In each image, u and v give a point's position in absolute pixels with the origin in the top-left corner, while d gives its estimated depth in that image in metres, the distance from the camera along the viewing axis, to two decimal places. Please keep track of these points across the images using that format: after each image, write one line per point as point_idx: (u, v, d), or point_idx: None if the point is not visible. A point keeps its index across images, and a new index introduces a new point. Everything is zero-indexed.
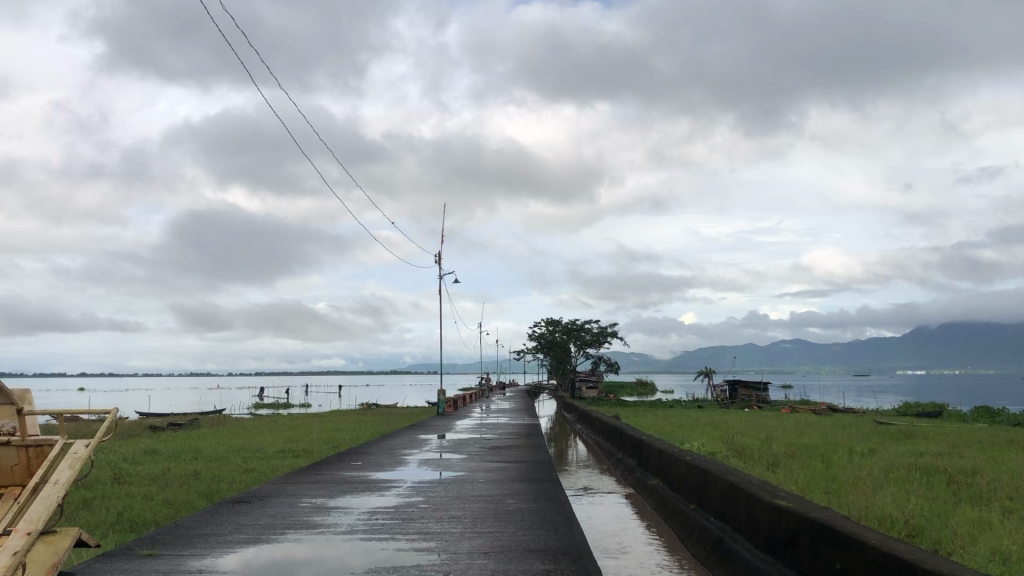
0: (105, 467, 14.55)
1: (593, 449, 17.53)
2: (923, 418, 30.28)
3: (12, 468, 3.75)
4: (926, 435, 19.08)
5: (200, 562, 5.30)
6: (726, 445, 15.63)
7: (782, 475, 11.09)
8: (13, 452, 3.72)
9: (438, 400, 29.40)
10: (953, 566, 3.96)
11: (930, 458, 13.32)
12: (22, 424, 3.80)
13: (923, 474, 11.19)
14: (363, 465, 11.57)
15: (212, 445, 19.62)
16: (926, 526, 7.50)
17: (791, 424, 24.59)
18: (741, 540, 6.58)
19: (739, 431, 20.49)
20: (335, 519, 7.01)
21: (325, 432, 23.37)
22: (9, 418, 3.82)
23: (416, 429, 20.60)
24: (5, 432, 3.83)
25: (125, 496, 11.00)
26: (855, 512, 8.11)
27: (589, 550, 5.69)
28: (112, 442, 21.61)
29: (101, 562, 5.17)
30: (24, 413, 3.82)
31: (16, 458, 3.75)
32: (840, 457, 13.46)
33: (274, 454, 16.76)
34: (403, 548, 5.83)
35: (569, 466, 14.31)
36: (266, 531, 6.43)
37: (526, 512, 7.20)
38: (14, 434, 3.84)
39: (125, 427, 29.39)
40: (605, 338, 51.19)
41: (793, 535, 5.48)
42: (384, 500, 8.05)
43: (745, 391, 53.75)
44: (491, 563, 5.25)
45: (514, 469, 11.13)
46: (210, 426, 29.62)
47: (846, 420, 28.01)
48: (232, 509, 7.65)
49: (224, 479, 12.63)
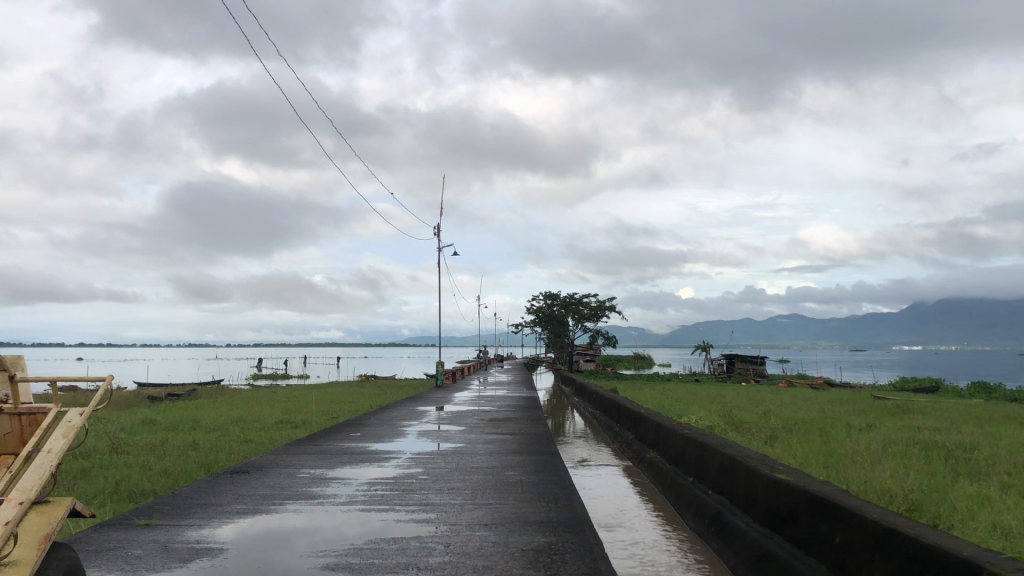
0: (103, 436, 14.54)
1: (590, 423, 17.53)
2: (921, 393, 30.37)
3: (4, 438, 3.56)
4: (923, 411, 19.15)
5: (199, 532, 5.24)
6: (724, 419, 15.65)
7: (780, 450, 11.06)
8: (5, 421, 3.54)
9: (435, 373, 29.42)
10: (953, 539, 3.91)
11: (927, 433, 13.34)
12: (15, 391, 3.60)
13: (921, 449, 11.18)
14: (362, 437, 11.55)
15: (210, 415, 19.64)
16: (924, 501, 7.47)
17: (789, 399, 24.62)
18: (739, 513, 6.55)
19: (738, 406, 20.49)
20: (333, 489, 6.99)
21: (322, 403, 23.35)
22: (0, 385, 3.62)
23: (414, 400, 20.58)
24: None
25: (123, 466, 10.98)
26: (854, 487, 8.09)
27: (589, 522, 5.65)
28: (108, 411, 21.63)
29: (97, 533, 5.11)
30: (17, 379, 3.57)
31: (9, 427, 3.56)
32: (837, 432, 13.45)
33: (272, 425, 16.72)
34: (402, 519, 5.79)
35: (566, 439, 14.32)
36: (263, 502, 6.38)
37: (526, 484, 7.17)
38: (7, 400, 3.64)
39: (122, 397, 29.56)
40: (603, 313, 51.03)
41: (792, 509, 5.44)
42: (383, 471, 8.01)
43: (741, 366, 53.79)
44: (492, 535, 5.20)
45: (514, 440, 11.10)
46: (210, 397, 29.82)
47: (842, 395, 27.96)
48: (231, 478, 7.64)
49: (221, 449, 12.61)
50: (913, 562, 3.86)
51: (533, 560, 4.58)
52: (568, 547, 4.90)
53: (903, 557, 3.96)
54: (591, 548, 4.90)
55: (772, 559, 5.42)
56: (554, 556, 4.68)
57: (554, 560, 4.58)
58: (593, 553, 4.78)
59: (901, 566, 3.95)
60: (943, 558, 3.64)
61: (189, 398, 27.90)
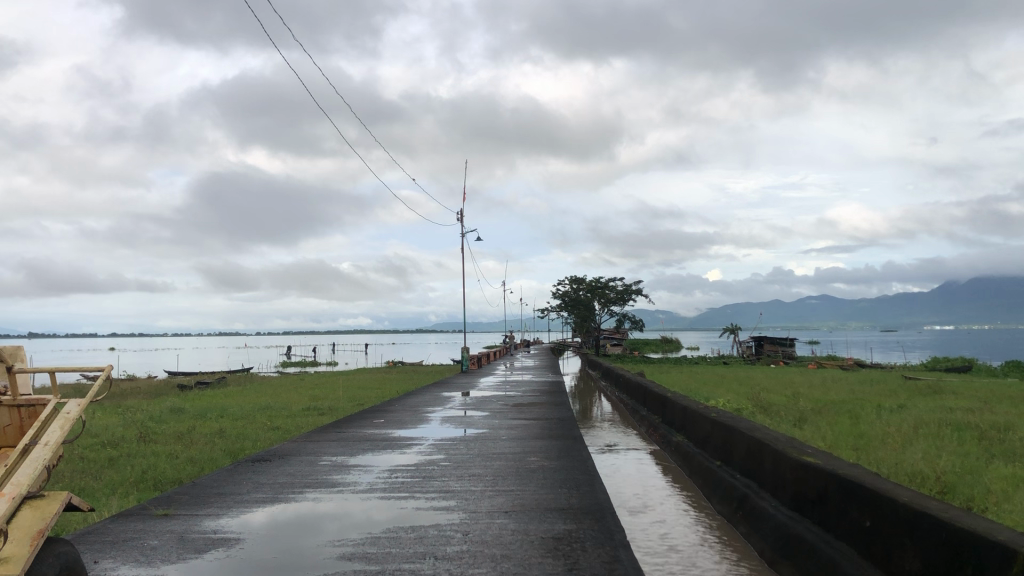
0: (131, 425, 14.66)
1: (618, 407, 17.39)
2: (955, 374, 29.88)
3: (4, 431, 3.45)
4: (955, 390, 18.87)
5: (216, 522, 5.19)
6: (752, 401, 15.49)
7: (809, 432, 10.88)
8: (5, 413, 3.43)
9: (461, 359, 29.38)
10: (989, 523, 3.74)
11: (961, 413, 13.08)
12: (13, 383, 3.44)
13: (954, 430, 10.95)
14: (385, 423, 11.51)
15: (237, 404, 19.71)
16: (957, 483, 7.29)
17: (818, 380, 24.35)
18: (767, 497, 6.40)
19: (766, 388, 20.24)
20: (354, 477, 6.92)
21: (349, 390, 23.36)
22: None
23: (440, 386, 20.54)
24: None
25: (150, 455, 11.02)
26: (884, 469, 7.92)
27: (612, 509, 5.53)
28: (137, 401, 21.82)
29: (114, 524, 5.09)
30: (15, 370, 3.45)
31: (8, 420, 3.45)
32: (868, 413, 13.25)
33: (299, 412, 16.76)
34: (422, 507, 5.70)
35: (593, 423, 14.22)
36: (283, 490, 6.33)
37: (549, 470, 7.06)
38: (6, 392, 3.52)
39: (151, 386, 29.84)
40: (630, 296, 50.66)
41: (821, 493, 5.29)
42: (406, 458, 7.95)
43: (771, 348, 53.30)
44: (512, 523, 5.10)
45: (538, 425, 11.02)
46: (236, 384, 30.04)
47: (873, 376, 27.59)
48: (252, 466, 7.61)
49: (247, 437, 12.64)
50: (946, 547, 3.71)
51: (552, 549, 4.47)
52: (588, 534, 4.79)
53: (936, 543, 3.80)
54: (613, 535, 4.79)
55: (800, 543, 5.29)
56: (574, 544, 4.58)
57: (574, 549, 4.48)
58: (615, 541, 4.68)
59: (933, 552, 3.80)
60: (976, 544, 3.49)
61: (218, 386, 28.06)
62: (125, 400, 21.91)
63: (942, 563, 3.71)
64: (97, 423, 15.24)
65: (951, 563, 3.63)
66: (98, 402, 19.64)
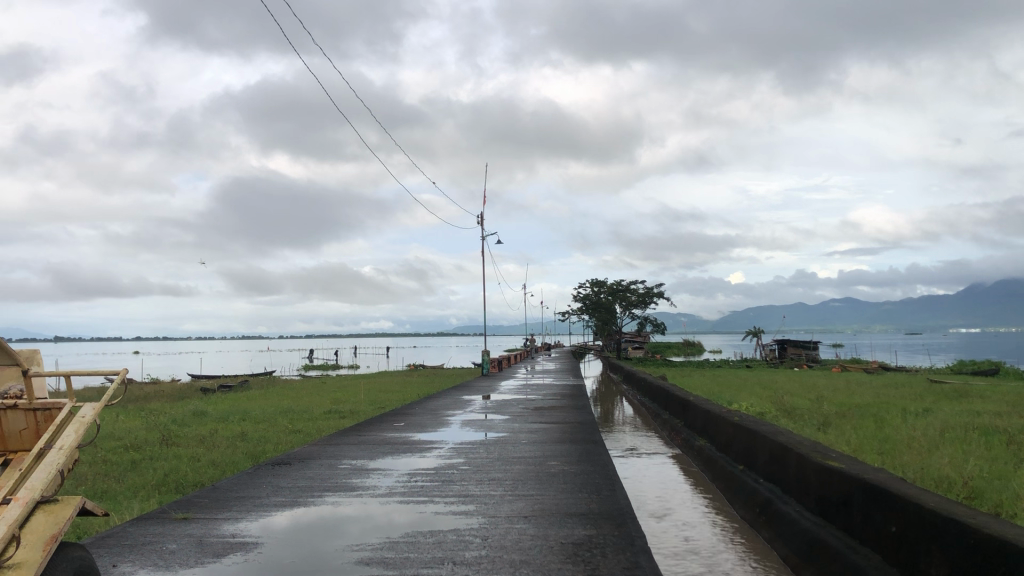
0: (154, 428, 14.73)
1: (640, 410, 17.30)
2: (982, 377, 29.47)
3: (20, 434, 3.44)
4: (982, 394, 18.61)
5: (234, 526, 5.18)
6: (776, 405, 15.33)
7: (833, 436, 10.75)
8: (21, 416, 3.42)
9: (482, 363, 29.35)
10: (1019, 530, 3.66)
11: (988, 418, 12.88)
12: (30, 386, 3.46)
13: (981, 434, 10.78)
14: (405, 426, 11.49)
15: (259, 407, 19.79)
16: (985, 488, 7.16)
17: (843, 383, 24.11)
18: (791, 501, 6.32)
19: (790, 391, 20.06)
20: (374, 481, 6.90)
21: (371, 393, 23.38)
22: (14, 380, 3.49)
23: (461, 389, 20.53)
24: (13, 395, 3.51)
25: (172, 458, 11.06)
26: (910, 474, 7.80)
27: (632, 514, 5.48)
28: (160, 404, 21.97)
29: (133, 527, 5.09)
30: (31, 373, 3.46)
31: (24, 423, 3.44)
32: (893, 417, 13.09)
33: (320, 415, 16.79)
34: (441, 511, 5.66)
35: (615, 427, 14.12)
36: (303, 494, 6.31)
37: (569, 475, 7.01)
38: (22, 396, 3.51)
39: (174, 390, 30.05)
40: (651, 299, 50.45)
41: (846, 498, 5.21)
42: (427, 462, 7.93)
43: (794, 350, 52.90)
44: (531, 528, 5.06)
45: (558, 429, 10.95)
46: (259, 387, 30.20)
47: (899, 379, 27.30)
48: (272, 470, 7.61)
49: (269, 440, 12.65)
50: (974, 552, 3.63)
51: (572, 554, 4.42)
52: (609, 540, 4.74)
53: (964, 547, 3.72)
54: (634, 541, 4.74)
55: (825, 548, 5.21)
56: (594, 549, 4.53)
57: (595, 555, 4.42)
58: (635, 546, 4.62)
59: (960, 557, 3.73)
60: (1005, 549, 3.41)
61: (240, 390, 28.18)
62: (149, 403, 22.04)
63: (970, 568, 3.63)
64: (120, 427, 15.33)
65: (979, 570, 3.56)
66: (121, 406, 19.79)
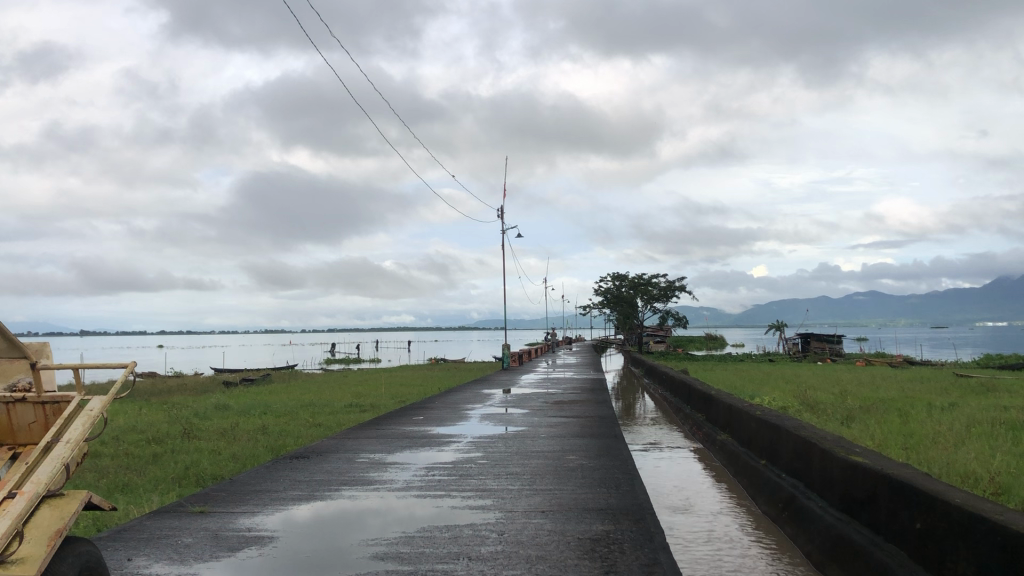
0: (177, 422, 14.84)
1: (661, 404, 17.24)
2: (1009, 371, 29.13)
3: (29, 427, 3.44)
4: (1009, 388, 18.37)
5: (250, 519, 5.18)
6: (798, 399, 15.18)
7: (857, 431, 10.60)
8: (29, 410, 3.41)
9: (503, 360, 29.30)
10: None
11: (1015, 412, 12.69)
12: (38, 379, 3.45)
13: (1008, 429, 10.58)
14: (426, 420, 11.46)
15: (281, 400, 19.86)
16: (1013, 485, 7.02)
17: (869, 378, 23.85)
18: (814, 497, 6.22)
19: (814, 386, 19.82)
20: (392, 474, 6.88)
21: (392, 387, 23.39)
22: (24, 373, 3.48)
23: (482, 383, 20.57)
24: (22, 388, 3.51)
25: (194, 451, 11.12)
26: (935, 469, 7.68)
27: (652, 509, 5.41)
28: (184, 397, 22.18)
29: (151, 520, 5.09)
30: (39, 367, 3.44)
31: (33, 416, 3.44)
32: (917, 412, 12.91)
33: (342, 408, 16.83)
34: (458, 505, 5.62)
35: (635, 421, 14.04)
36: (320, 487, 6.29)
37: (588, 469, 6.96)
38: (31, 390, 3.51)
39: (198, 383, 30.24)
40: (673, 293, 50.08)
41: (870, 493, 5.11)
42: (446, 455, 7.90)
43: (818, 344, 52.44)
44: (548, 523, 5.01)
45: (578, 424, 10.89)
46: (281, 381, 30.34)
47: (924, 374, 27.07)
48: (291, 463, 7.60)
49: (291, 433, 12.70)
50: (1001, 551, 3.53)
51: (589, 550, 4.36)
52: (626, 536, 4.68)
53: (992, 546, 3.62)
54: (652, 537, 4.67)
55: (849, 545, 5.11)
56: (612, 545, 4.46)
57: (612, 550, 4.36)
58: (654, 543, 4.55)
59: (989, 556, 3.62)
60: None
61: (263, 383, 28.31)
62: (172, 397, 22.16)
63: (998, 566, 3.54)
64: (144, 419, 15.47)
65: (1008, 569, 3.46)
66: (145, 401, 19.90)
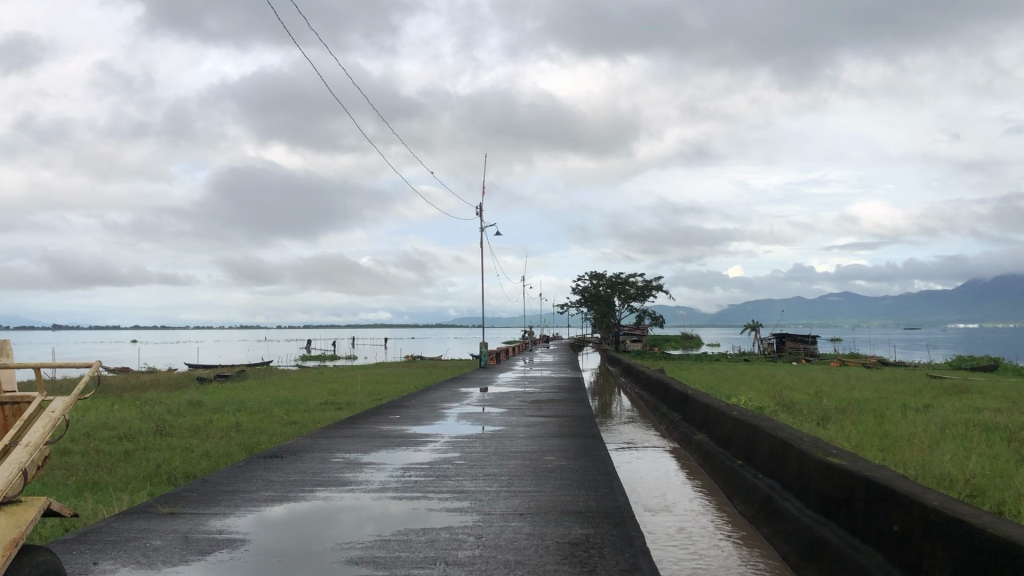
0: (149, 418, 14.63)
1: (637, 403, 17.24)
2: (979, 373, 29.41)
3: None
4: (981, 390, 18.54)
5: (221, 521, 5.05)
6: (775, 399, 15.18)
7: (834, 432, 10.60)
8: None
9: (480, 359, 29.22)
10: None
11: (989, 413, 12.76)
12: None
13: (982, 431, 10.64)
14: (402, 419, 11.35)
15: (256, 397, 19.68)
16: (988, 487, 7.03)
17: (842, 379, 24.05)
18: (791, 498, 6.19)
19: (789, 386, 19.88)
20: (368, 475, 6.78)
21: (368, 385, 23.26)
22: None
23: (460, 381, 20.49)
24: None
25: (167, 448, 10.95)
26: (911, 471, 7.67)
27: (631, 512, 5.35)
28: (156, 392, 21.90)
29: (119, 522, 4.96)
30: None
31: None
32: (893, 413, 12.98)
33: (317, 406, 16.68)
34: (435, 507, 5.52)
35: (612, 420, 14.03)
36: (294, 488, 6.18)
37: (566, 470, 6.89)
38: None
39: (171, 378, 29.94)
40: (650, 292, 50.18)
41: (848, 494, 5.07)
42: (423, 456, 7.79)
43: (792, 344, 52.78)
44: (527, 526, 4.93)
45: (555, 423, 10.84)
46: (256, 378, 30.08)
47: (898, 374, 27.37)
48: (264, 462, 7.47)
49: (265, 431, 12.54)
50: (978, 556, 3.49)
51: (569, 554, 4.29)
52: (607, 539, 4.61)
53: (969, 549, 3.57)
54: (632, 541, 4.61)
55: (826, 547, 5.07)
56: (591, 550, 4.39)
57: (592, 555, 4.29)
58: (634, 547, 4.48)
59: (966, 559, 3.58)
60: (1013, 551, 3.27)
61: (237, 380, 28.01)
62: (144, 393, 21.87)
63: (974, 570, 3.49)
64: (116, 415, 15.24)
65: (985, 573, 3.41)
66: (117, 397, 19.62)
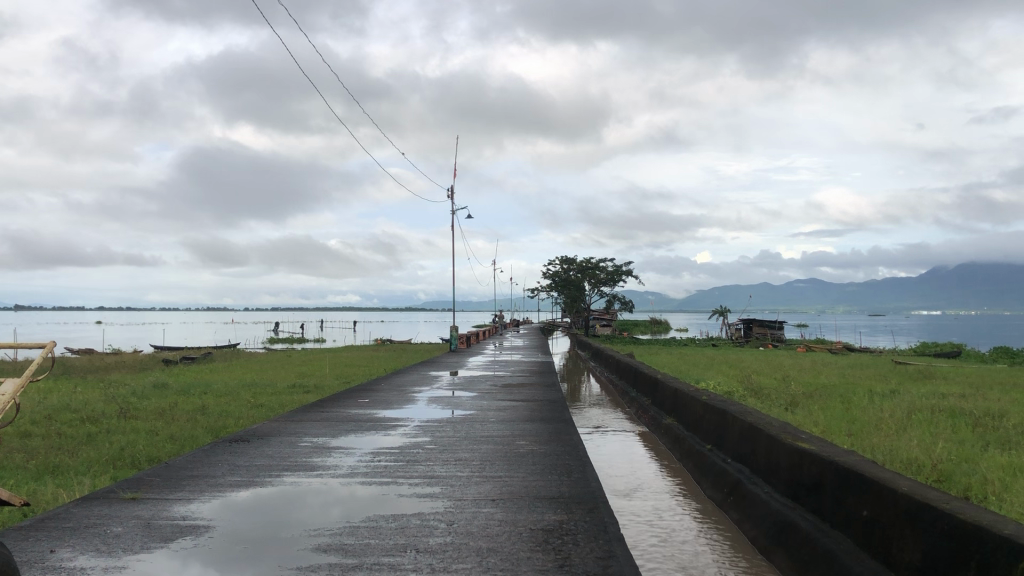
0: (113, 400, 14.40)
1: (607, 387, 17.25)
2: (941, 358, 29.82)
3: None
4: (946, 376, 18.75)
5: (185, 508, 4.91)
6: (742, 385, 15.25)
7: (802, 417, 10.65)
8: None
9: (450, 342, 29.01)
10: (995, 517, 3.46)
11: (953, 400, 12.87)
12: None
13: (948, 416, 10.73)
14: (371, 403, 11.21)
15: (223, 379, 19.44)
16: (955, 471, 7.06)
17: (810, 364, 24.25)
18: (760, 483, 6.16)
19: (759, 371, 20.01)
20: (336, 460, 6.65)
21: (338, 368, 22.99)
22: None
23: (429, 365, 20.34)
24: None
25: (130, 431, 10.75)
26: (878, 456, 7.70)
27: (603, 497, 5.28)
28: (120, 375, 21.63)
29: (78, 508, 4.80)
30: None
31: None
32: (860, 398, 13.07)
33: (285, 389, 16.45)
34: (405, 493, 5.41)
35: (581, 404, 14.00)
36: (260, 473, 6.04)
37: (537, 456, 6.79)
38: None
39: (136, 360, 29.39)
40: (620, 277, 50.23)
41: (817, 479, 5.03)
42: (391, 440, 7.68)
43: (760, 330, 53.22)
44: (498, 512, 4.85)
45: (526, 407, 10.78)
46: (223, 360, 29.63)
47: (863, 360, 27.69)
48: (229, 447, 7.30)
49: (232, 415, 12.32)
50: (948, 542, 3.44)
51: (542, 541, 4.22)
52: (580, 527, 4.54)
53: (938, 536, 3.53)
54: (606, 528, 4.54)
55: (794, 532, 5.04)
56: (565, 537, 4.31)
57: (565, 542, 4.22)
58: (607, 534, 4.42)
59: (936, 547, 3.53)
60: (981, 535, 3.23)
61: (203, 362, 27.58)
62: (108, 375, 21.44)
63: (944, 557, 3.44)
64: (77, 398, 14.91)
65: (955, 560, 3.37)
66: (79, 380, 19.20)
